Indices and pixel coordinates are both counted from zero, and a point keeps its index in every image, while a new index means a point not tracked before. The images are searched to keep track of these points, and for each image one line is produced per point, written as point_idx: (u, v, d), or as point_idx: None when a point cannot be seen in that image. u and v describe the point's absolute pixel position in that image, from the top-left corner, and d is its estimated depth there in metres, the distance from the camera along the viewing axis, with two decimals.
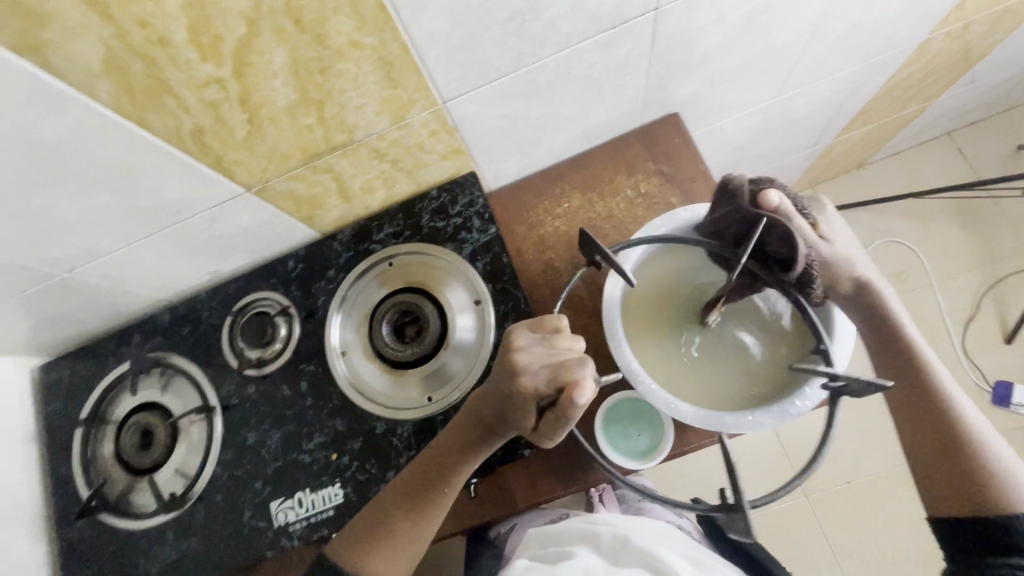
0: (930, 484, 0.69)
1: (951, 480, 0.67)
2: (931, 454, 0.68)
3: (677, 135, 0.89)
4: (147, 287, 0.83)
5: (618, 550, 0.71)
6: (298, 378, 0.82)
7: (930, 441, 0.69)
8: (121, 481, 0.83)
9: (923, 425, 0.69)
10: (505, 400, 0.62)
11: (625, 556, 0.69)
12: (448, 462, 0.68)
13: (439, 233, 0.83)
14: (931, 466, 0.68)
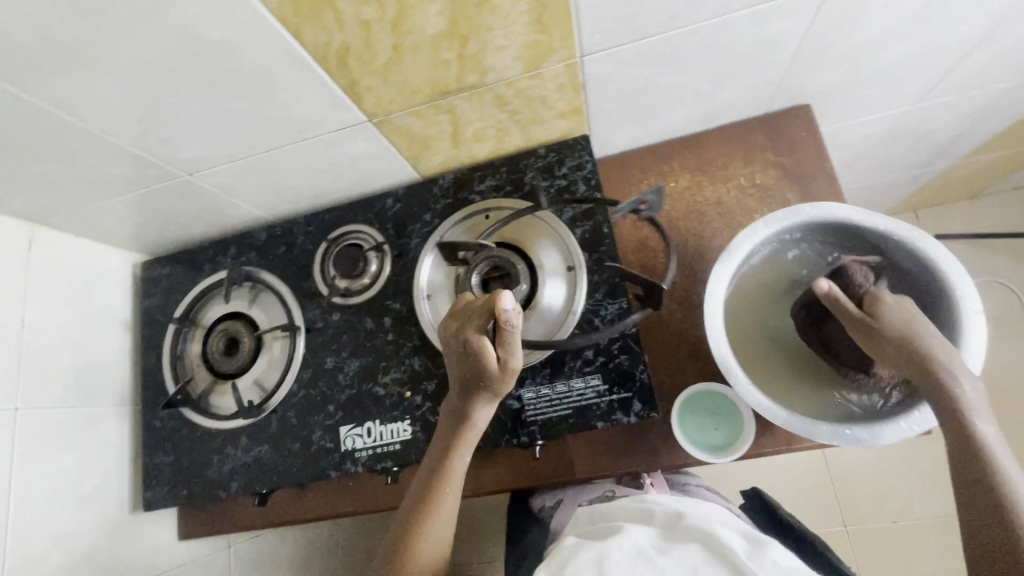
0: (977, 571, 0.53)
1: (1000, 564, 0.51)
2: (980, 530, 0.54)
3: (804, 128, 0.84)
4: (254, 202, 0.86)
5: (674, 529, 0.58)
6: (382, 314, 0.83)
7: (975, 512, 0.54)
8: (205, 381, 0.88)
9: (971, 496, 0.55)
10: (458, 358, 0.67)
11: (680, 533, 0.57)
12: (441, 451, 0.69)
13: (542, 192, 0.82)
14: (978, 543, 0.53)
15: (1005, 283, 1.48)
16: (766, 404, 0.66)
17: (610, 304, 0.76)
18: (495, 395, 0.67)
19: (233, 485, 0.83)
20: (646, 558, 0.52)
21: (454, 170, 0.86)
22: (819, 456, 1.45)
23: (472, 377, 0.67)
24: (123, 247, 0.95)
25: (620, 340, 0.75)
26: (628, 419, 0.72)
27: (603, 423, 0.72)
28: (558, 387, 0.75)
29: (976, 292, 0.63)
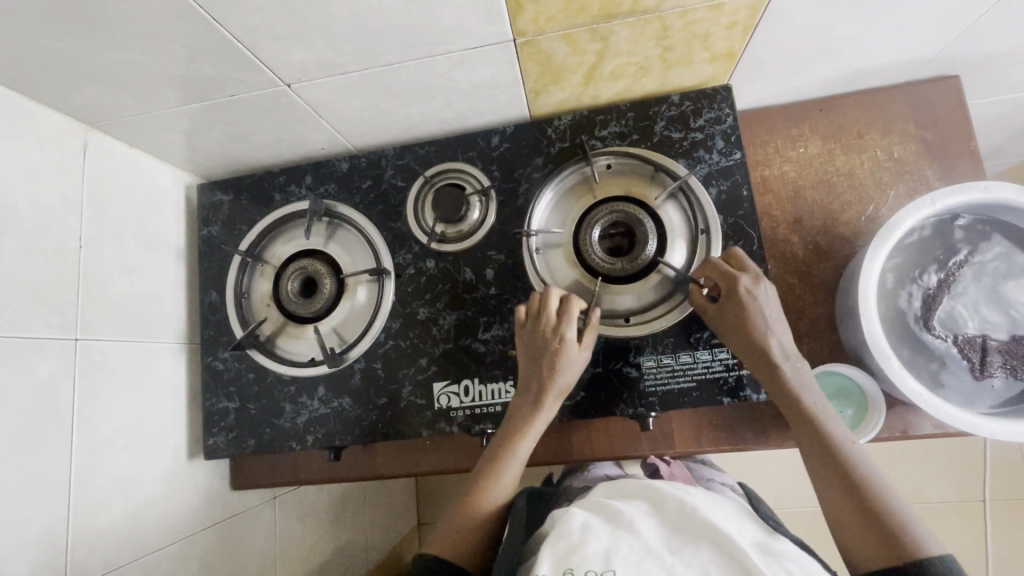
0: (846, 530, 0.56)
1: (860, 532, 0.55)
2: (839, 500, 0.57)
3: (951, 101, 0.78)
4: (344, 126, 0.76)
5: (682, 518, 0.58)
6: (484, 266, 0.76)
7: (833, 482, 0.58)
8: (276, 323, 0.80)
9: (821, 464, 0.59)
10: (534, 349, 0.67)
11: (686, 522, 0.57)
12: (506, 437, 0.67)
13: (674, 144, 0.74)
14: (844, 516, 0.56)
15: None
16: (932, 400, 0.62)
17: None
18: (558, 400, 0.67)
19: (309, 438, 0.76)
20: (655, 557, 0.53)
21: (571, 111, 0.78)
22: None
23: (538, 363, 0.67)
24: (178, 164, 0.83)
25: None
26: (759, 397, 0.67)
27: (730, 399, 0.68)
28: (682, 358, 0.70)
29: None
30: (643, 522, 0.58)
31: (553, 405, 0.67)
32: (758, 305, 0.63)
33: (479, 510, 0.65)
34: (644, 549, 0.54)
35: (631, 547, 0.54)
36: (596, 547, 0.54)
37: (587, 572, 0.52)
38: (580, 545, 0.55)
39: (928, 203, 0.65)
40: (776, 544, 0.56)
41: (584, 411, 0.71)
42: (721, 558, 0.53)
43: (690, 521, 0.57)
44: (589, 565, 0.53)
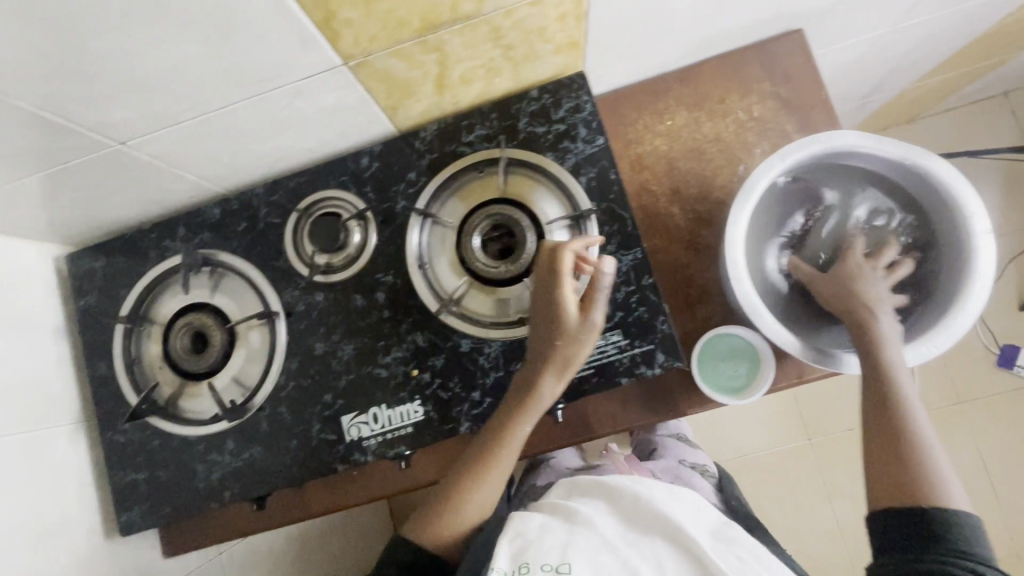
0: (873, 476, 0.60)
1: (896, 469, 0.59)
2: (882, 434, 0.61)
3: (799, 54, 0.81)
4: (203, 172, 0.73)
5: (635, 511, 0.64)
6: (374, 289, 0.75)
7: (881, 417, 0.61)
8: (172, 385, 0.77)
9: (872, 415, 0.62)
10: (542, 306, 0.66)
11: (636, 514, 0.63)
12: (501, 422, 0.66)
13: (539, 138, 0.74)
14: (882, 462, 0.60)
15: None
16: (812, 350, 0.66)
17: (624, 255, 0.71)
18: (563, 371, 0.65)
19: (226, 495, 0.74)
20: (610, 547, 0.59)
21: (436, 120, 0.77)
22: None
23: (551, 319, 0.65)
24: (39, 238, 0.79)
25: (638, 293, 0.71)
26: (653, 372, 0.69)
27: (628, 379, 0.70)
28: None
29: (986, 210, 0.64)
30: (596, 514, 0.63)
31: (554, 380, 0.65)
32: (863, 272, 0.68)
33: (451, 505, 0.67)
34: (601, 542, 0.60)
35: (585, 541, 0.59)
36: (551, 543, 0.60)
37: (545, 564, 0.58)
38: (538, 543, 0.60)
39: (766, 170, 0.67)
40: (728, 529, 0.62)
41: (492, 416, 0.71)
42: (669, 545, 0.60)
43: (641, 515, 0.63)
44: (547, 558, 0.58)
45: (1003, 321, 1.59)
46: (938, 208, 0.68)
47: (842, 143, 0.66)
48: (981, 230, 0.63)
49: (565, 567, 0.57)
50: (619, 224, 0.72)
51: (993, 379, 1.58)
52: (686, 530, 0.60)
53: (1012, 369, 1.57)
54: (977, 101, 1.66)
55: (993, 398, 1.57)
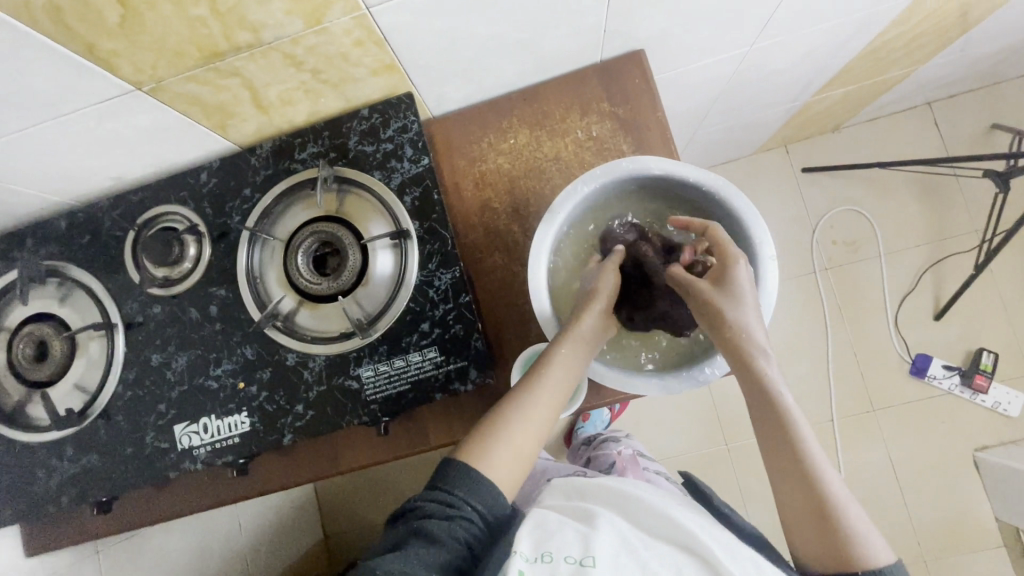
0: (798, 536, 0.62)
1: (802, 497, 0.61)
2: (781, 462, 0.62)
3: (638, 75, 0.82)
4: (39, 188, 0.76)
5: (650, 521, 0.58)
6: (208, 302, 0.77)
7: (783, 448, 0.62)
8: (15, 392, 0.79)
9: (786, 481, 0.62)
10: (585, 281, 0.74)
11: (655, 522, 0.57)
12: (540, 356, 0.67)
13: (368, 158, 0.77)
14: (807, 527, 0.60)
15: (851, 209, 1.65)
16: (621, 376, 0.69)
17: (444, 274, 0.74)
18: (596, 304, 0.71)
19: (63, 499, 0.77)
20: (630, 549, 0.53)
21: (273, 137, 0.79)
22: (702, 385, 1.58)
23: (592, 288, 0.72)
24: None
25: (455, 310, 0.74)
26: (465, 387, 0.72)
27: (442, 394, 0.72)
28: (397, 363, 0.73)
29: (771, 237, 0.68)
30: (616, 519, 0.58)
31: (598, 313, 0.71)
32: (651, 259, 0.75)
33: (478, 441, 0.64)
34: (621, 544, 0.54)
35: (606, 537, 0.54)
36: (571, 535, 0.54)
37: (567, 557, 0.51)
38: (556, 534, 0.54)
39: (574, 189, 0.69)
40: (745, 549, 0.55)
41: (315, 428, 0.73)
42: (688, 556, 0.53)
43: (657, 524, 0.57)
44: (569, 551, 0.52)
45: (919, 330, 1.60)
46: (735, 234, 0.72)
47: (641, 167, 0.68)
48: (766, 255, 0.68)
49: (590, 559, 0.51)
50: (438, 242, 0.74)
51: (908, 389, 1.59)
52: (704, 540, 0.54)
53: (925, 378, 1.58)
54: (900, 111, 1.66)
55: (907, 407, 1.58)
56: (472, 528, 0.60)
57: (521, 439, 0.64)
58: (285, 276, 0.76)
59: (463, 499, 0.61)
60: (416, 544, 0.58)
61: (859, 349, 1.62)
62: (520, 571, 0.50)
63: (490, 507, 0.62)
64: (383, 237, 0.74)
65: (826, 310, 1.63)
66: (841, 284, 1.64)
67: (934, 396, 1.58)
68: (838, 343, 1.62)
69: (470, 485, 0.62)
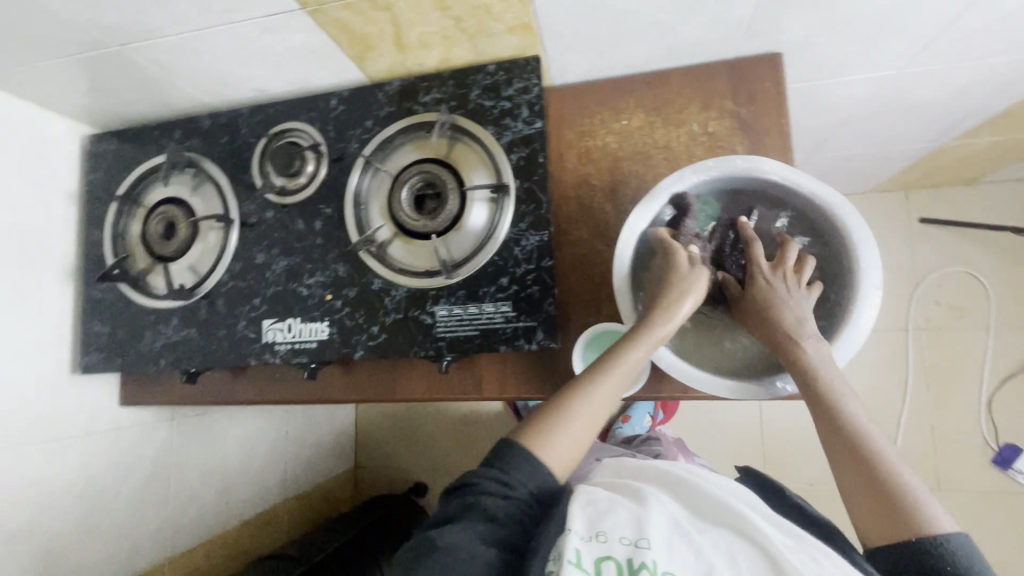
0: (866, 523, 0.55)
1: (883, 513, 0.53)
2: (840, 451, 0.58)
3: (770, 78, 0.79)
4: (196, 86, 0.85)
5: (703, 505, 0.53)
6: (314, 217, 0.84)
7: (854, 459, 0.57)
8: (143, 260, 0.91)
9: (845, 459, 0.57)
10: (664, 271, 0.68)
11: (715, 509, 0.52)
12: (616, 350, 0.64)
13: (485, 111, 0.80)
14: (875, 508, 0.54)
15: (965, 272, 1.51)
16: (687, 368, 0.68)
17: (532, 235, 0.76)
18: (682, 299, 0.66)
19: (161, 361, 0.87)
20: (684, 533, 0.48)
21: (402, 77, 0.84)
22: (754, 416, 1.51)
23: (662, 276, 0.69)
24: (72, 115, 0.95)
25: (535, 272, 0.76)
26: (528, 346, 0.74)
27: (505, 347, 0.75)
28: (470, 308, 0.77)
29: (880, 266, 0.64)
30: (670, 503, 0.53)
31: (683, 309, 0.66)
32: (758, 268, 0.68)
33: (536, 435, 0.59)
34: (675, 527, 0.49)
35: (661, 521, 0.49)
36: (624, 516, 0.50)
37: (621, 538, 0.47)
38: (609, 513, 0.50)
39: (681, 176, 0.69)
40: (811, 540, 0.50)
41: (383, 351, 0.78)
42: (741, 538, 0.48)
43: (718, 511, 0.51)
44: (622, 532, 0.47)
45: (1015, 418, 1.46)
46: (840, 260, 0.68)
47: (755, 167, 0.67)
48: (869, 285, 0.64)
49: (645, 540, 0.46)
50: (533, 202, 0.77)
51: (985, 477, 1.45)
52: (767, 531, 0.48)
53: (1008, 471, 1.43)
54: None
55: (980, 496, 1.44)
56: (529, 511, 0.56)
57: (584, 430, 0.60)
58: (387, 206, 0.82)
59: (521, 482, 0.57)
60: (472, 521, 0.54)
61: (940, 422, 1.49)
62: (576, 549, 0.46)
63: (544, 488, 0.57)
64: (483, 189, 0.77)
65: (910, 372, 1.51)
66: (935, 349, 1.51)
67: (1015, 492, 1.43)
68: (916, 410, 1.50)
69: (527, 467, 0.57)
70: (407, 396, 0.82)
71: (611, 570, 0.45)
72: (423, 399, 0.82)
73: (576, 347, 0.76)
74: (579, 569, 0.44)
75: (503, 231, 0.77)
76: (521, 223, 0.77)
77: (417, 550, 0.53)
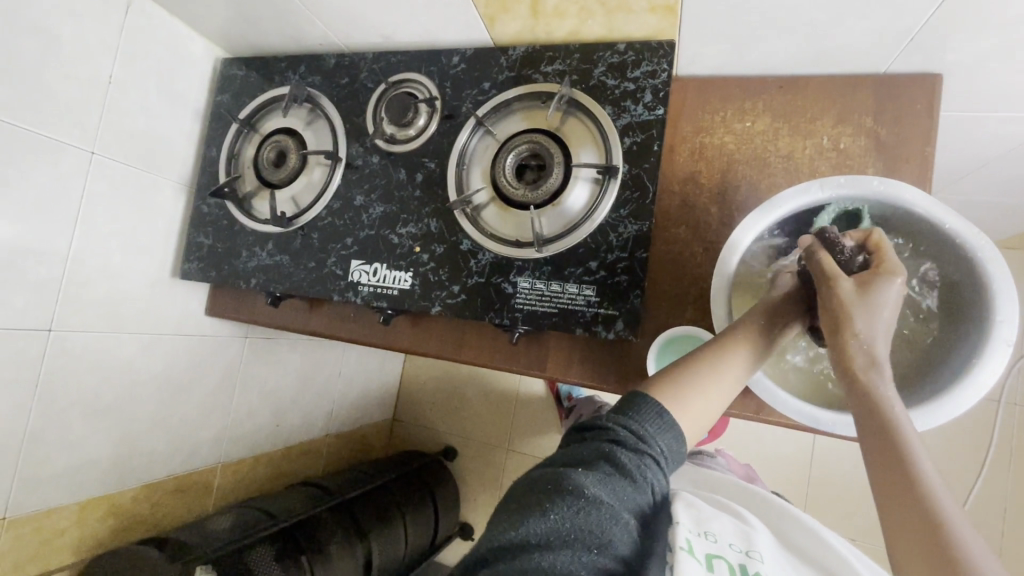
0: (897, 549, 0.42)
1: (915, 540, 0.41)
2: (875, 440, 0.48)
3: (922, 100, 0.73)
4: (329, 26, 0.88)
5: (797, 536, 0.50)
6: (417, 169, 0.85)
7: (896, 482, 0.44)
8: (251, 183, 0.96)
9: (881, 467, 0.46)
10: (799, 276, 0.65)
11: (807, 538, 0.49)
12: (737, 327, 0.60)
13: (606, 90, 0.78)
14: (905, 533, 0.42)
15: None
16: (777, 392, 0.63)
17: (631, 224, 0.74)
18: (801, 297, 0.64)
19: (253, 280, 0.93)
20: (789, 559, 0.47)
21: (527, 44, 0.83)
22: (805, 456, 1.43)
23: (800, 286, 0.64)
24: (211, 38, 1.01)
25: (627, 261, 0.74)
26: (606, 334, 0.73)
27: (582, 330, 0.74)
28: (553, 286, 0.76)
29: (1020, 321, 0.57)
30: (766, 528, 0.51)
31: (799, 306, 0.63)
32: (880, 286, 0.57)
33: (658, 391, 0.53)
34: (777, 550, 0.47)
35: (768, 541, 0.48)
36: (728, 525, 0.48)
37: (731, 545, 0.45)
38: (714, 517, 0.48)
39: (808, 189, 0.64)
40: None
41: (460, 311, 0.79)
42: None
43: (810, 543, 0.48)
44: (730, 540, 0.46)
45: None
46: (975, 306, 0.61)
47: (892, 191, 0.61)
48: (1002, 338, 0.57)
49: (759, 552, 0.45)
50: (638, 188, 0.75)
51: None
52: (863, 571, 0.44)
53: None
54: None
55: None
56: (660, 479, 0.48)
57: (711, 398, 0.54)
58: (489, 170, 0.83)
59: (656, 439, 0.49)
60: (607, 469, 0.46)
61: None
62: (688, 539, 0.43)
63: (675, 457, 0.50)
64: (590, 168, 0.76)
65: (994, 448, 1.37)
66: None
67: None
68: (992, 489, 1.36)
69: (660, 424, 0.50)
70: (474, 361, 0.83)
71: (722, 568, 0.42)
72: (488, 366, 0.83)
73: (652, 346, 0.74)
74: (693, 558, 0.41)
75: (603, 214, 0.75)
76: (623, 209, 0.75)
77: (546, 487, 0.44)
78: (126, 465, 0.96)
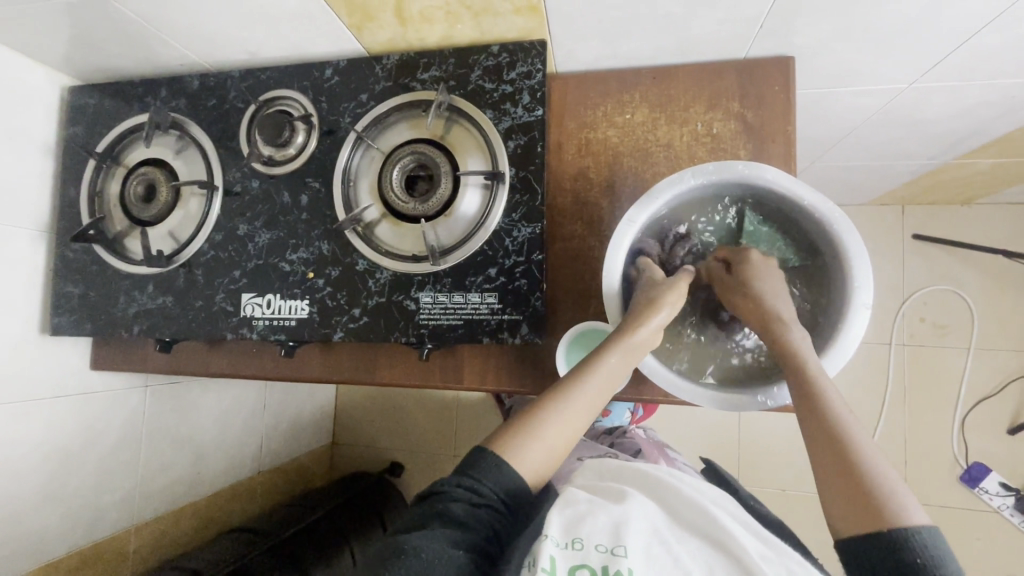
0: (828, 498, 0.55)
1: (844, 489, 0.53)
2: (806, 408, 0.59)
3: (779, 82, 0.77)
4: (185, 45, 0.81)
5: (679, 512, 0.52)
6: (301, 191, 0.81)
7: (832, 453, 0.55)
8: (121, 222, 0.88)
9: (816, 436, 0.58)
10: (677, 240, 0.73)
11: (689, 512, 0.52)
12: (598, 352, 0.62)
13: (485, 94, 0.77)
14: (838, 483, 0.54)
15: (952, 291, 1.51)
16: (667, 374, 0.66)
17: (524, 226, 0.74)
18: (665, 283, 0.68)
19: (135, 328, 0.85)
20: (662, 542, 0.48)
21: (401, 51, 0.81)
22: (731, 419, 1.51)
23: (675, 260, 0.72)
24: (53, 65, 0.91)
25: (524, 264, 0.74)
26: (512, 340, 0.72)
27: (489, 339, 0.73)
28: (456, 297, 0.75)
29: (873, 283, 0.63)
30: (651, 507, 0.53)
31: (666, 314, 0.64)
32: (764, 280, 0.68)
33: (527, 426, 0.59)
34: (652, 532, 0.49)
35: (639, 528, 0.48)
36: (601, 522, 0.49)
37: (597, 545, 0.46)
38: (586, 519, 0.49)
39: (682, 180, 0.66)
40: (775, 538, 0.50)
41: (363, 333, 0.76)
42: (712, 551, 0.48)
43: (692, 516, 0.51)
44: (599, 539, 0.47)
45: (988, 439, 1.47)
46: (835, 272, 0.67)
47: (755, 173, 0.64)
48: (861, 302, 0.63)
49: (621, 548, 0.45)
50: (527, 190, 0.75)
51: (953, 494, 1.46)
52: (739, 536, 0.48)
53: (974, 488, 1.44)
54: None
55: (947, 511, 1.45)
56: (486, 512, 0.53)
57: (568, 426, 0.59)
58: (377, 185, 0.80)
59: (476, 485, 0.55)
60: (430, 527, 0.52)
61: (914, 437, 1.49)
62: (550, 557, 0.45)
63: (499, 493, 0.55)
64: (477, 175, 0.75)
65: (890, 387, 1.51)
66: (916, 364, 1.51)
67: (982, 510, 1.44)
68: (892, 424, 1.50)
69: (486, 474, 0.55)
70: (388, 382, 0.80)
71: None
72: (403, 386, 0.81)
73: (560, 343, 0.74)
74: None
75: (496, 219, 0.75)
76: (515, 213, 0.75)
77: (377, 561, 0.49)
78: (15, 549, 0.86)
